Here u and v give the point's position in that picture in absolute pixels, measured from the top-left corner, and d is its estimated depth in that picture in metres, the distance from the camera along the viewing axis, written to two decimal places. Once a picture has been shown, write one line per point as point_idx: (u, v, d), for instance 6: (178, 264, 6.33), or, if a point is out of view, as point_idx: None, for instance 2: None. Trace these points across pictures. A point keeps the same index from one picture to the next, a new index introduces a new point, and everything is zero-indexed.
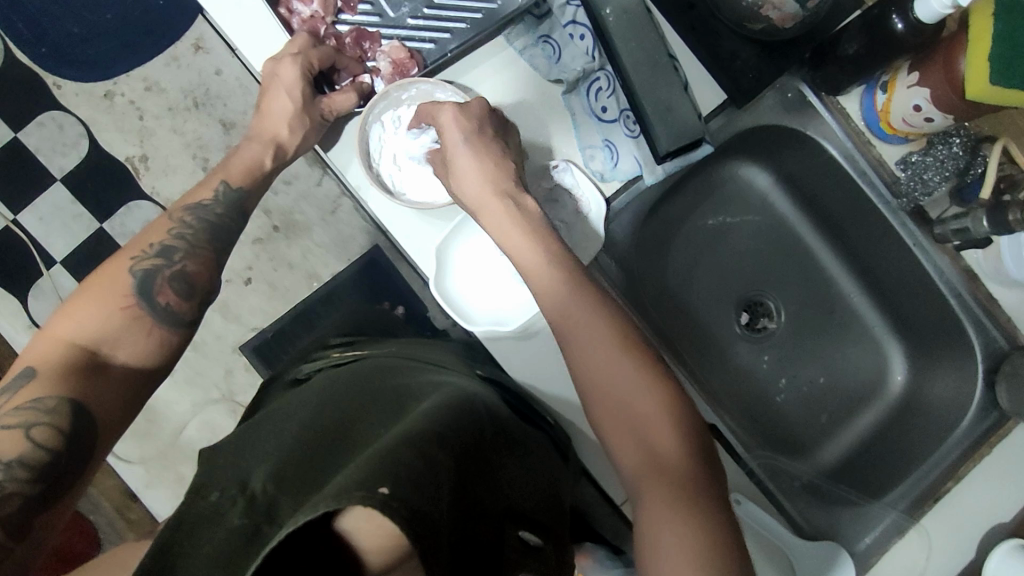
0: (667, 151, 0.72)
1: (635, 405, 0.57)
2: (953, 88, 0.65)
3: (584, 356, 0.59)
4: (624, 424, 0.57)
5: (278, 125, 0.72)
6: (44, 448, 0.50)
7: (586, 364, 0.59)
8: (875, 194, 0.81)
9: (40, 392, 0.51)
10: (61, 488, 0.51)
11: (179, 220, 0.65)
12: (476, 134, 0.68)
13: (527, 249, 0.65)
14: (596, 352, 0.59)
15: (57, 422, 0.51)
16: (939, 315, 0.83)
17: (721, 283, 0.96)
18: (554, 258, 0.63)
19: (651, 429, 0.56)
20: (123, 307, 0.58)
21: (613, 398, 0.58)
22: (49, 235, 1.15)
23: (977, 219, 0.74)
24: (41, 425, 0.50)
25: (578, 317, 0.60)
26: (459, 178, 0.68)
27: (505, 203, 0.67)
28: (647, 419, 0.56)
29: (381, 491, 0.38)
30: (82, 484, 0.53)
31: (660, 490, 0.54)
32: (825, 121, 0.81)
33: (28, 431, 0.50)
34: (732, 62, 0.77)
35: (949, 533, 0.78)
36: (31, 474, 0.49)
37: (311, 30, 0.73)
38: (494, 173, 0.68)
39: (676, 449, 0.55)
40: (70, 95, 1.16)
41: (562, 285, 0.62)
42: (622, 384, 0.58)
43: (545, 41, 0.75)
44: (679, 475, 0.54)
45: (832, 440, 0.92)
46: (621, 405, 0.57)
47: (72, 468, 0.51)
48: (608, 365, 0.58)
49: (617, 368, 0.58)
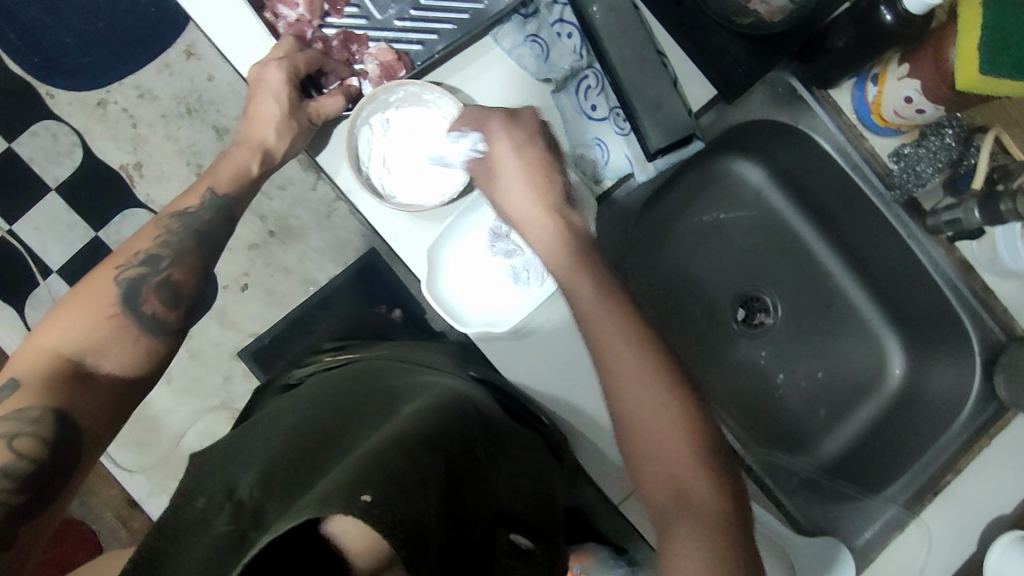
0: (657, 148, 0.72)
1: (667, 435, 0.59)
2: (942, 80, 0.65)
3: (623, 383, 0.60)
4: (656, 455, 0.59)
5: (264, 132, 0.72)
6: (27, 457, 0.52)
7: (620, 387, 0.60)
8: (869, 186, 0.81)
9: (22, 403, 0.53)
10: (46, 497, 0.53)
11: (165, 227, 0.66)
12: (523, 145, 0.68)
13: (568, 270, 0.65)
14: (629, 376, 0.60)
15: (41, 432, 0.52)
16: (935, 307, 0.83)
17: (717, 279, 0.95)
18: (600, 289, 0.64)
19: (682, 463, 0.58)
20: (109, 316, 0.59)
21: (644, 423, 0.59)
22: (46, 244, 1.15)
23: (969, 210, 0.72)
24: (24, 434, 0.52)
25: (613, 343, 0.61)
26: (506, 187, 0.69)
27: (557, 221, 0.67)
28: (679, 453, 0.58)
29: (364, 499, 0.38)
30: (68, 491, 0.55)
31: (686, 523, 0.56)
32: (816, 115, 0.80)
33: (12, 441, 0.52)
34: (721, 57, 0.76)
35: (949, 526, 0.78)
36: (14, 484, 0.51)
37: (296, 34, 0.73)
38: (539, 187, 0.68)
39: (706, 484, 0.57)
40: (64, 104, 1.16)
41: (606, 311, 0.63)
42: (655, 414, 0.59)
43: (533, 41, 0.74)
44: (706, 510, 0.56)
45: (832, 435, 0.92)
46: (653, 432, 0.59)
47: (57, 475, 0.54)
48: (645, 394, 0.60)
49: (650, 396, 0.59)
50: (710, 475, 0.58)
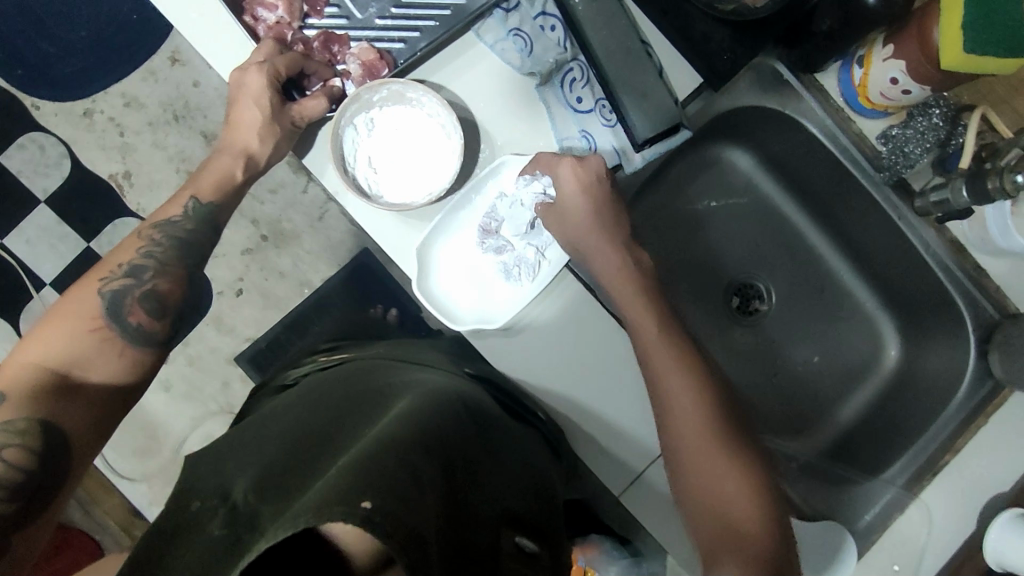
0: (644, 138, 0.72)
1: (717, 475, 0.65)
2: (927, 59, 0.64)
3: (686, 422, 0.66)
4: (711, 491, 0.65)
5: (248, 137, 0.71)
6: (17, 467, 0.53)
7: (679, 429, 0.66)
8: (858, 168, 0.80)
9: (8, 415, 0.54)
10: (39, 504, 0.55)
11: (149, 237, 0.65)
12: (587, 187, 0.70)
13: (635, 311, 0.71)
14: (688, 418, 0.66)
15: (29, 444, 0.54)
16: (929, 287, 0.83)
17: (710, 268, 0.95)
18: (666, 333, 0.70)
19: (734, 502, 0.65)
20: (93, 328, 0.59)
21: (697, 460, 0.66)
22: (37, 256, 1.15)
23: (957, 188, 0.72)
24: (12, 446, 0.53)
25: (677, 388, 0.67)
26: (569, 224, 0.71)
27: (623, 261, 0.73)
28: (732, 493, 0.65)
29: (365, 505, 0.38)
30: (62, 497, 0.57)
31: (737, 558, 0.62)
32: (804, 99, 0.80)
33: (0, 453, 0.53)
34: (706, 44, 0.76)
35: (949, 505, 0.78)
36: (7, 494, 0.54)
37: (277, 36, 0.72)
38: (603, 225, 0.72)
39: (756, 521, 0.64)
40: (50, 115, 1.15)
41: (670, 352, 0.68)
42: (710, 454, 0.66)
43: (516, 34, 0.73)
44: (755, 546, 0.63)
45: (832, 419, 0.92)
46: (705, 472, 0.65)
47: (49, 484, 0.56)
48: (705, 435, 0.66)
49: (705, 438, 0.66)
50: (755, 508, 0.65)
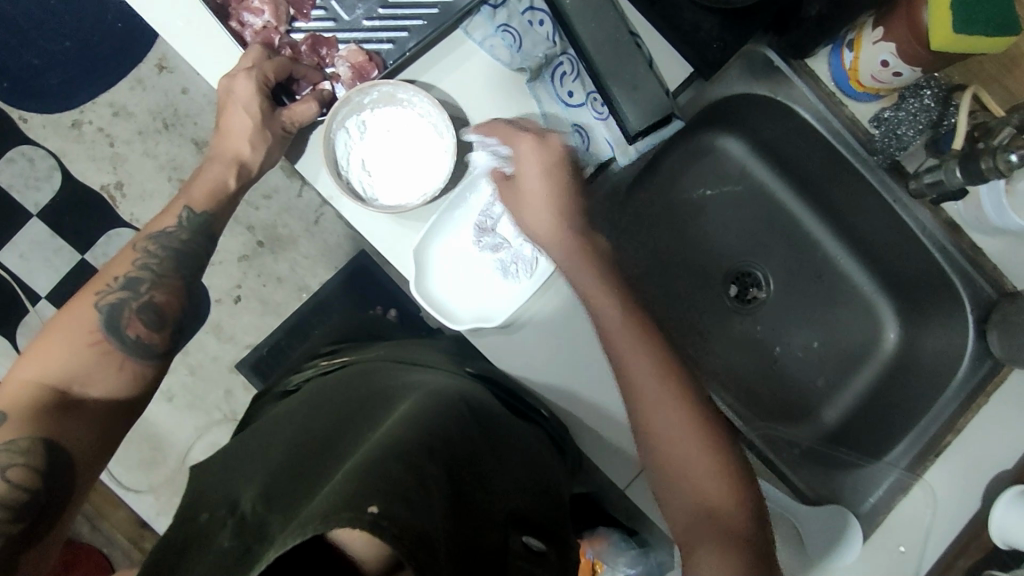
0: (637, 131, 0.72)
1: (694, 463, 0.61)
2: (916, 41, 0.64)
3: (650, 397, 0.63)
4: (677, 469, 0.62)
5: (239, 144, 0.70)
6: (20, 487, 0.52)
7: (652, 417, 0.63)
8: (851, 152, 0.80)
9: (10, 435, 0.53)
10: (44, 524, 0.54)
11: (143, 250, 0.65)
12: (545, 175, 0.69)
13: (583, 284, 0.67)
14: (657, 403, 0.63)
15: (31, 462, 0.53)
16: (926, 269, 0.83)
17: (708, 257, 0.95)
18: (623, 308, 0.66)
19: (702, 477, 0.61)
20: (91, 343, 0.59)
21: (665, 439, 0.62)
22: (33, 271, 1.14)
23: (950, 170, 0.72)
24: (15, 466, 0.52)
25: (642, 375, 0.64)
26: (529, 211, 0.70)
27: (579, 242, 0.69)
28: (698, 469, 0.61)
29: (371, 510, 0.38)
30: (66, 518, 0.56)
31: (710, 534, 0.59)
32: (795, 85, 0.80)
33: (3, 473, 0.52)
34: (696, 34, 0.75)
35: (951, 485, 0.79)
36: (11, 515, 0.52)
37: (264, 42, 0.72)
38: (554, 210, 0.69)
39: (726, 496, 0.60)
40: (38, 128, 1.14)
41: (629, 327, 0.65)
42: (683, 440, 0.62)
43: (505, 30, 0.73)
44: (727, 521, 0.59)
45: (833, 402, 0.92)
46: (680, 462, 0.62)
47: (53, 503, 0.54)
48: (670, 410, 0.63)
49: (678, 423, 0.62)
50: (734, 495, 0.60)
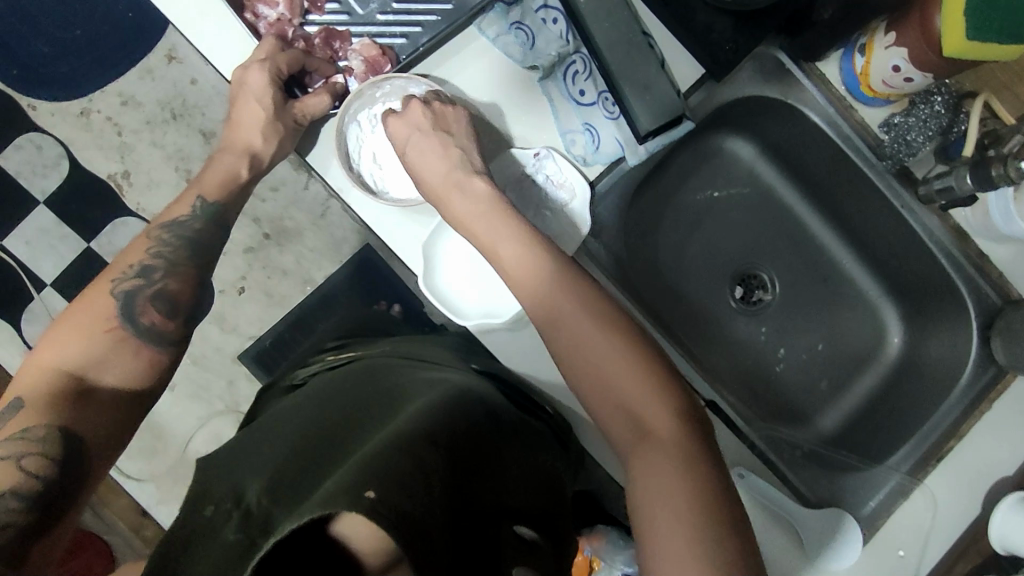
0: (648, 130, 0.72)
1: (632, 401, 0.56)
2: (928, 45, 0.64)
3: (561, 325, 0.60)
4: (603, 392, 0.58)
5: (250, 135, 0.72)
6: (36, 478, 0.49)
7: (580, 363, 0.59)
8: (859, 157, 0.80)
9: (26, 423, 0.50)
10: (54, 518, 0.50)
11: (156, 238, 0.65)
12: (426, 133, 0.69)
13: (481, 222, 0.66)
14: (577, 332, 0.59)
15: (50, 451, 0.50)
16: (931, 275, 0.83)
17: (714, 258, 0.95)
18: (523, 237, 0.64)
19: (629, 395, 0.56)
20: (107, 330, 0.58)
21: (586, 364, 0.58)
22: (38, 258, 1.15)
23: (961, 177, 0.72)
24: (32, 455, 0.49)
25: (565, 316, 0.60)
26: (421, 170, 0.70)
27: (464, 190, 0.67)
28: (623, 386, 0.57)
29: (368, 495, 0.38)
30: (75, 515, 0.52)
31: (646, 453, 0.54)
32: (805, 88, 0.80)
33: (19, 461, 0.49)
34: (709, 35, 0.76)
35: (951, 490, 0.79)
36: (25, 505, 0.48)
37: (278, 34, 0.72)
38: (446, 166, 0.69)
39: (657, 411, 0.56)
40: (47, 115, 1.14)
41: (529, 254, 0.63)
42: (618, 378, 0.57)
43: (518, 28, 0.74)
44: (661, 437, 0.54)
45: (836, 405, 0.93)
46: (620, 402, 0.57)
47: (66, 496, 0.51)
48: (581, 332, 0.59)
49: (611, 361, 0.57)
50: (664, 406, 0.56)
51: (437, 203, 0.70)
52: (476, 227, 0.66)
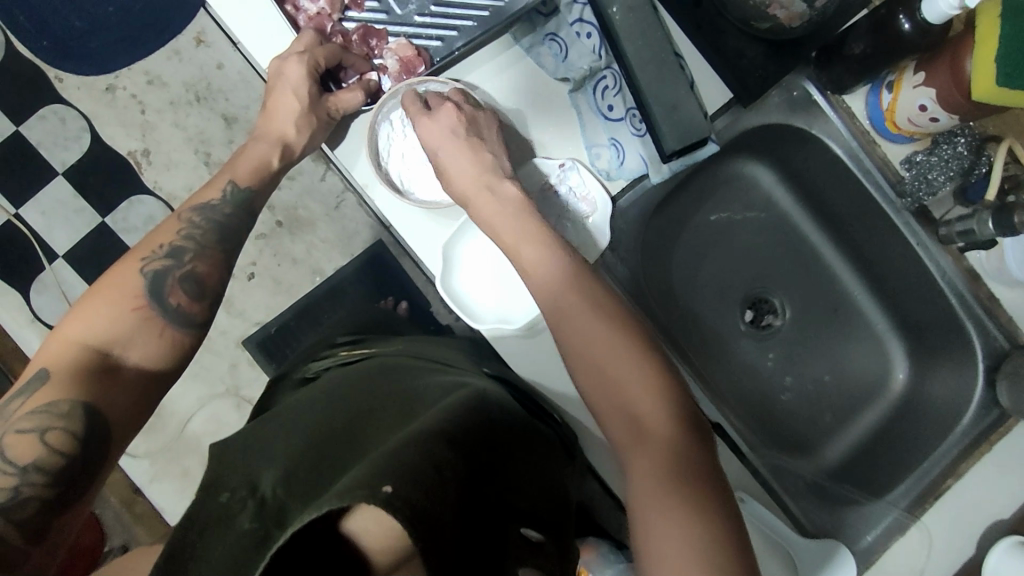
0: (672, 150, 0.72)
1: (637, 408, 0.56)
2: (958, 89, 0.65)
3: (575, 331, 0.60)
4: (614, 400, 0.57)
5: (285, 126, 0.72)
6: (59, 453, 0.50)
7: (588, 366, 0.59)
8: (879, 192, 0.82)
9: (52, 397, 0.51)
10: (76, 493, 0.51)
11: (187, 220, 0.66)
12: (451, 138, 0.69)
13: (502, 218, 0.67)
14: (593, 338, 0.59)
15: (72, 427, 0.50)
16: (942, 315, 0.83)
17: (727, 280, 0.96)
18: (547, 242, 0.65)
19: (639, 404, 0.56)
20: (134, 307, 0.58)
21: (597, 369, 0.58)
22: (52, 229, 1.15)
23: (982, 221, 0.73)
24: (55, 429, 0.50)
25: (576, 320, 0.60)
26: (450, 173, 0.70)
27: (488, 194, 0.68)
28: (635, 396, 0.57)
29: (385, 489, 0.38)
30: (95, 491, 0.53)
31: (646, 462, 0.55)
32: (830, 120, 0.81)
33: (42, 436, 0.50)
34: (739, 61, 0.77)
35: (949, 530, 0.79)
36: (46, 479, 0.49)
37: (317, 28, 0.73)
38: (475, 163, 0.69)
39: (664, 422, 0.56)
40: (73, 89, 1.15)
41: (552, 262, 0.63)
42: (624, 384, 0.57)
43: (552, 39, 0.75)
44: (666, 447, 0.55)
45: (838, 437, 0.93)
46: (625, 408, 0.57)
47: (87, 472, 0.51)
48: (596, 338, 0.59)
49: (619, 366, 0.58)
50: (671, 418, 0.56)
51: (465, 206, 0.70)
52: (497, 228, 0.67)
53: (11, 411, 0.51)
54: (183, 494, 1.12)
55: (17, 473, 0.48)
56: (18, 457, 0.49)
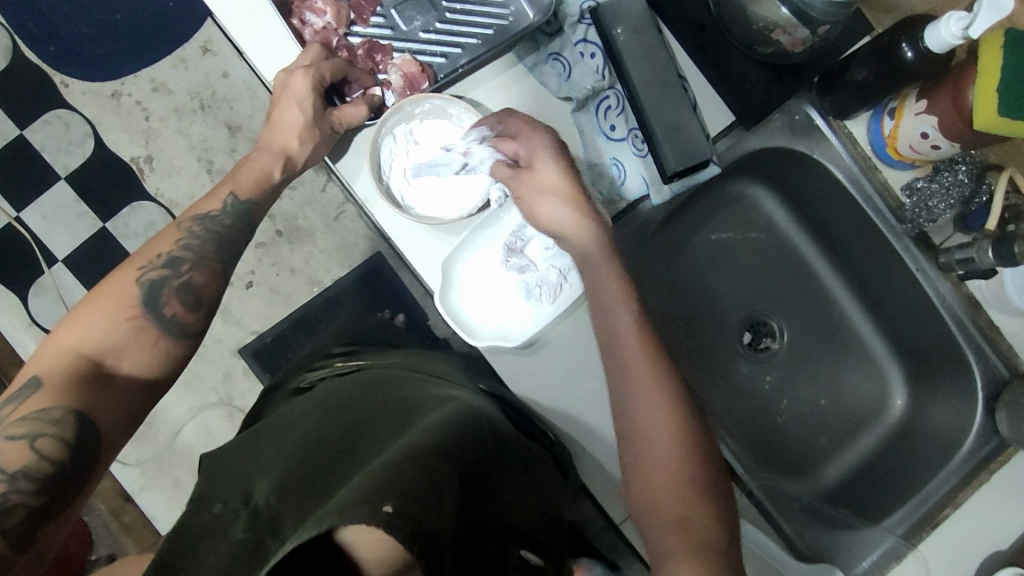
0: (674, 171, 0.73)
1: (664, 435, 0.60)
2: (960, 117, 0.65)
3: (622, 363, 0.63)
4: (647, 435, 0.60)
5: (288, 138, 0.72)
6: (48, 459, 0.50)
7: (624, 384, 0.62)
8: (879, 218, 0.82)
9: (43, 403, 0.51)
10: (64, 501, 0.51)
11: (186, 230, 0.65)
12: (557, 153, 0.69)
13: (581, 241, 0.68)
14: (638, 370, 0.62)
15: (62, 435, 0.50)
16: (942, 341, 0.83)
17: (725, 301, 0.96)
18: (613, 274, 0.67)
19: (666, 442, 0.59)
20: (130, 317, 0.57)
21: (634, 400, 0.61)
22: (52, 233, 1.15)
23: (982, 250, 0.74)
24: (46, 436, 0.50)
25: (625, 342, 0.63)
26: (541, 192, 0.69)
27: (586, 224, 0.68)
28: (663, 434, 0.60)
29: (387, 509, 0.38)
30: (83, 499, 0.52)
31: (667, 500, 0.58)
32: (832, 146, 0.81)
33: (32, 443, 0.50)
34: (742, 84, 0.77)
35: (949, 559, 0.78)
36: (35, 486, 0.49)
37: (323, 41, 0.75)
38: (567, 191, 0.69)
39: (686, 460, 0.59)
40: (78, 94, 1.15)
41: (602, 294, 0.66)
42: (655, 409, 0.60)
43: (555, 59, 0.75)
44: (688, 491, 0.58)
45: (833, 461, 0.92)
46: (648, 431, 0.60)
47: (76, 480, 0.51)
48: (639, 372, 0.62)
49: (653, 392, 0.61)
50: (692, 459, 0.59)
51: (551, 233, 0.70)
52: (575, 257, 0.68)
53: (4, 415, 0.51)
54: (172, 503, 1.11)
55: (6, 479, 0.48)
56: (9, 462, 0.49)
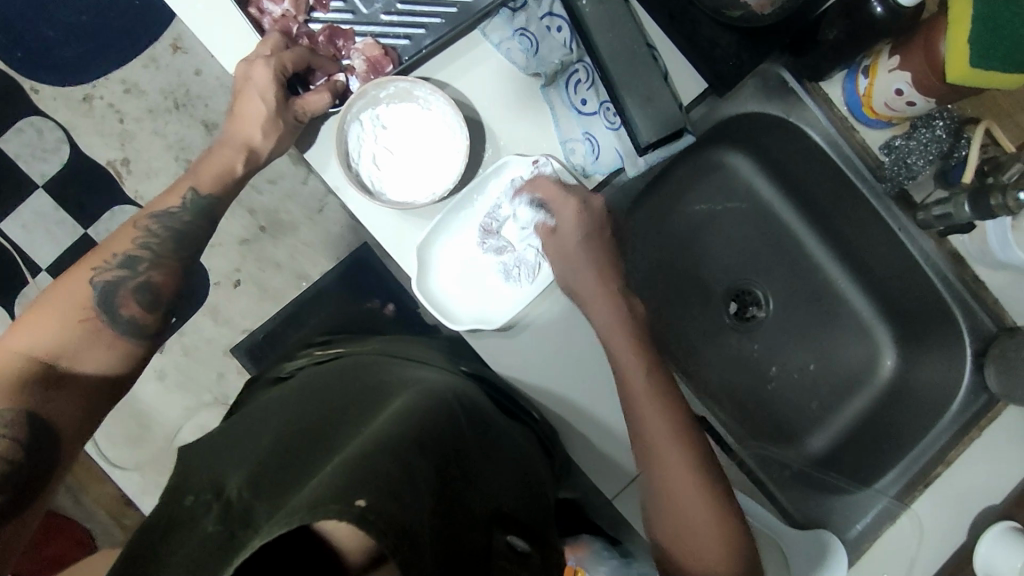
0: (648, 142, 0.72)
1: (675, 454, 0.67)
2: (932, 71, 0.64)
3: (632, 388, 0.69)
4: (662, 453, 0.67)
5: (250, 130, 0.70)
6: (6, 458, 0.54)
7: (636, 409, 0.68)
8: (859, 178, 0.80)
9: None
10: (28, 493, 0.56)
11: (144, 228, 0.65)
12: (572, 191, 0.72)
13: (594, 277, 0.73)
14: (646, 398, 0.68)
15: (18, 436, 0.54)
16: (928, 300, 0.83)
17: (710, 272, 0.95)
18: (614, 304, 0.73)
19: (680, 456, 0.67)
20: (82, 320, 0.59)
21: (645, 423, 0.68)
22: (34, 243, 1.14)
23: (960, 204, 0.73)
24: (3, 438, 0.54)
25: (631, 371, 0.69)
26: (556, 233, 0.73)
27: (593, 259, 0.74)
28: (676, 450, 0.67)
29: (359, 504, 0.37)
30: (50, 489, 0.57)
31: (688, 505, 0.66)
32: (808, 107, 0.80)
33: None
34: (712, 50, 0.75)
35: (938, 516, 0.80)
36: None
37: (282, 30, 0.73)
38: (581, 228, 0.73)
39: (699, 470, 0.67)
40: (49, 99, 1.14)
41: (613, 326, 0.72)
42: (665, 430, 0.68)
43: (522, 34, 0.74)
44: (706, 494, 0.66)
45: (825, 425, 0.92)
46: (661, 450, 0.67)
47: (37, 474, 0.56)
48: (646, 397, 0.68)
49: (661, 415, 0.68)
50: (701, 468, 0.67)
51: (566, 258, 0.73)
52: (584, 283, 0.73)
53: None
54: None
55: None
56: None
